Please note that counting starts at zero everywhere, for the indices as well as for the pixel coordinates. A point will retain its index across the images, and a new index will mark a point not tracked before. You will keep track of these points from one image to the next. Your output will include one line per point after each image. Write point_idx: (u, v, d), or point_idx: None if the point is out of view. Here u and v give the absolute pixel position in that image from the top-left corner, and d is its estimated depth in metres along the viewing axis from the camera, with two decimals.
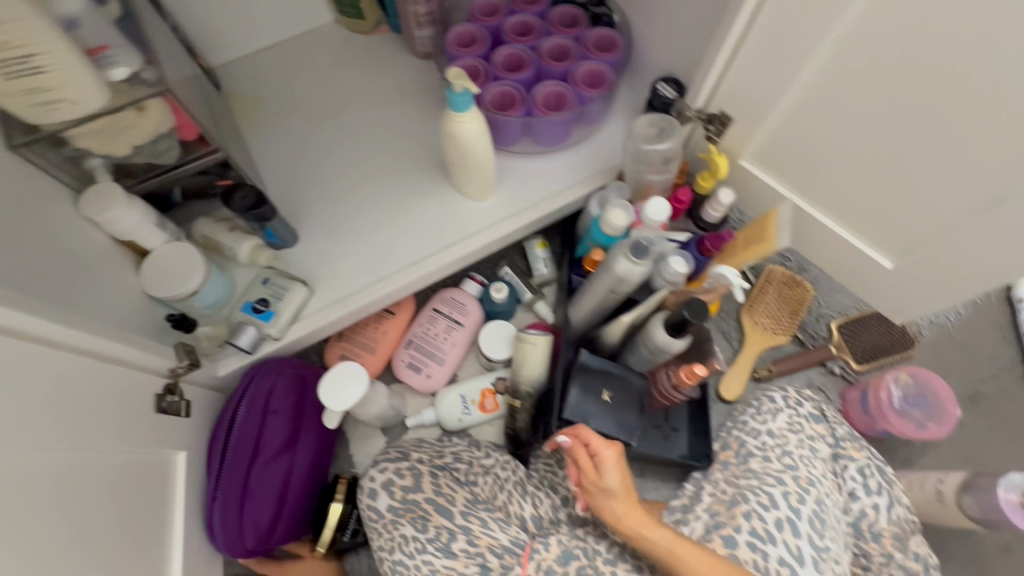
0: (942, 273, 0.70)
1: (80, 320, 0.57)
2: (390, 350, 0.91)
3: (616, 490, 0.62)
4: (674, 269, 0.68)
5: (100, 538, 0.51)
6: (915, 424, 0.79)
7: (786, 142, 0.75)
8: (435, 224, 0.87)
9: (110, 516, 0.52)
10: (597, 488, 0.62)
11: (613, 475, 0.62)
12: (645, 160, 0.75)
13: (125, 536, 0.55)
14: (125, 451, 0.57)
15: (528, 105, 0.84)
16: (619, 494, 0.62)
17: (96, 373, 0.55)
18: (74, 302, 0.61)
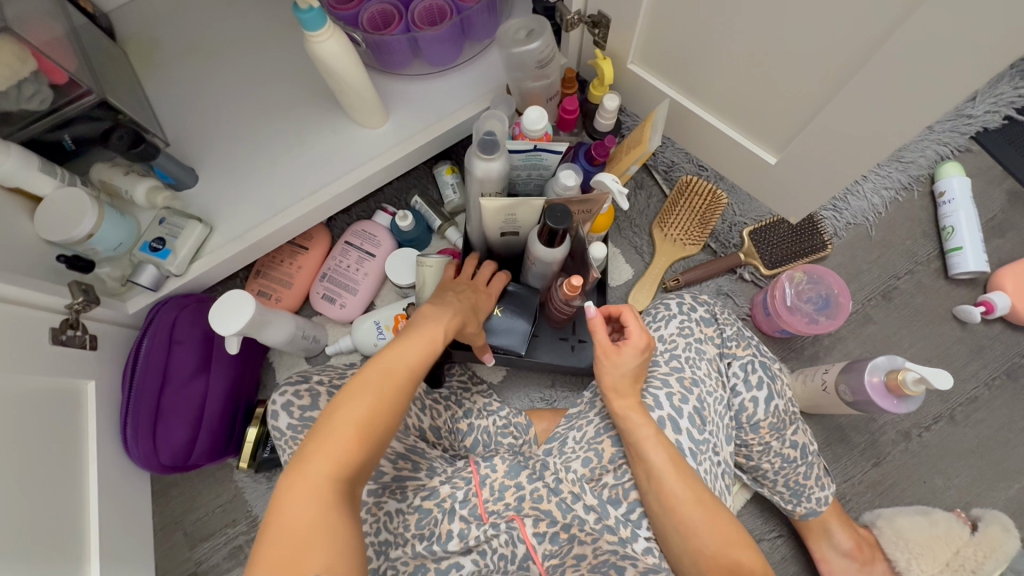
0: (819, 162, 0.69)
1: None
2: (308, 285, 0.95)
3: (631, 372, 0.68)
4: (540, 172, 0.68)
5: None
6: (807, 319, 0.81)
7: (663, 38, 0.73)
8: (331, 155, 0.87)
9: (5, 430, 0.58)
10: (614, 363, 0.68)
11: (631, 359, 0.68)
12: (518, 68, 0.74)
13: (35, 450, 0.61)
14: (26, 377, 0.62)
15: (406, 22, 0.81)
16: (619, 371, 0.68)
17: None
18: None
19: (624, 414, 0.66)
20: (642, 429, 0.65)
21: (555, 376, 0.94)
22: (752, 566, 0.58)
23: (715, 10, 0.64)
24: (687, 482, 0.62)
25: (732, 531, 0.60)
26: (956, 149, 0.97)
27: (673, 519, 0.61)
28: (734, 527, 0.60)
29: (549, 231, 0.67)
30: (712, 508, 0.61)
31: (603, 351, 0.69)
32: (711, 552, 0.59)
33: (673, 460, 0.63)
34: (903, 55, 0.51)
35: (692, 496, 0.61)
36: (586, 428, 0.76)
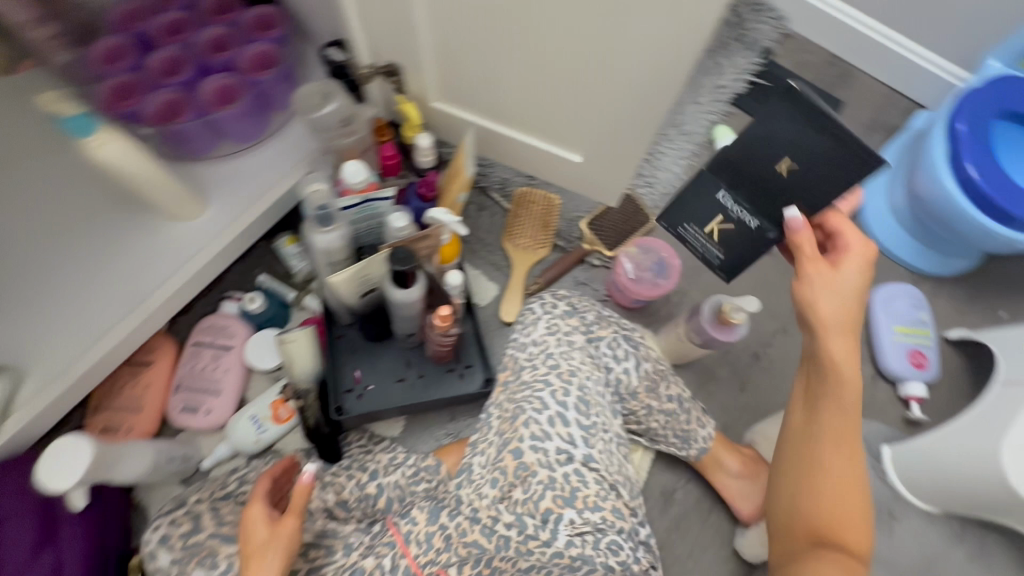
0: (613, 148, 0.80)
1: None
2: (161, 402, 0.85)
3: (852, 287, 0.64)
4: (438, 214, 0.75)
5: None
6: (649, 284, 0.91)
7: (453, 75, 0.80)
8: (150, 258, 0.80)
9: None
10: (836, 282, 0.64)
11: (851, 274, 0.64)
12: (323, 128, 0.75)
13: None
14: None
15: (199, 107, 0.78)
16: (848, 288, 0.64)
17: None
18: None
19: (826, 354, 0.65)
20: (842, 378, 0.64)
21: (454, 409, 0.93)
22: (855, 546, 0.60)
23: (485, 41, 0.72)
24: (834, 447, 0.64)
25: (850, 510, 0.61)
26: (722, 114, 1.18)
27: (806, 460, 0.65)
28: (857, 510, 0.62)
29: (398, 274, 0.68)
30: (845, 479, 0.63)
31: (814, 274, 0.64)
32: (815, 512, 0.62)
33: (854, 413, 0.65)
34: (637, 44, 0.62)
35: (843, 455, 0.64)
36: (489, 451, 0.78)
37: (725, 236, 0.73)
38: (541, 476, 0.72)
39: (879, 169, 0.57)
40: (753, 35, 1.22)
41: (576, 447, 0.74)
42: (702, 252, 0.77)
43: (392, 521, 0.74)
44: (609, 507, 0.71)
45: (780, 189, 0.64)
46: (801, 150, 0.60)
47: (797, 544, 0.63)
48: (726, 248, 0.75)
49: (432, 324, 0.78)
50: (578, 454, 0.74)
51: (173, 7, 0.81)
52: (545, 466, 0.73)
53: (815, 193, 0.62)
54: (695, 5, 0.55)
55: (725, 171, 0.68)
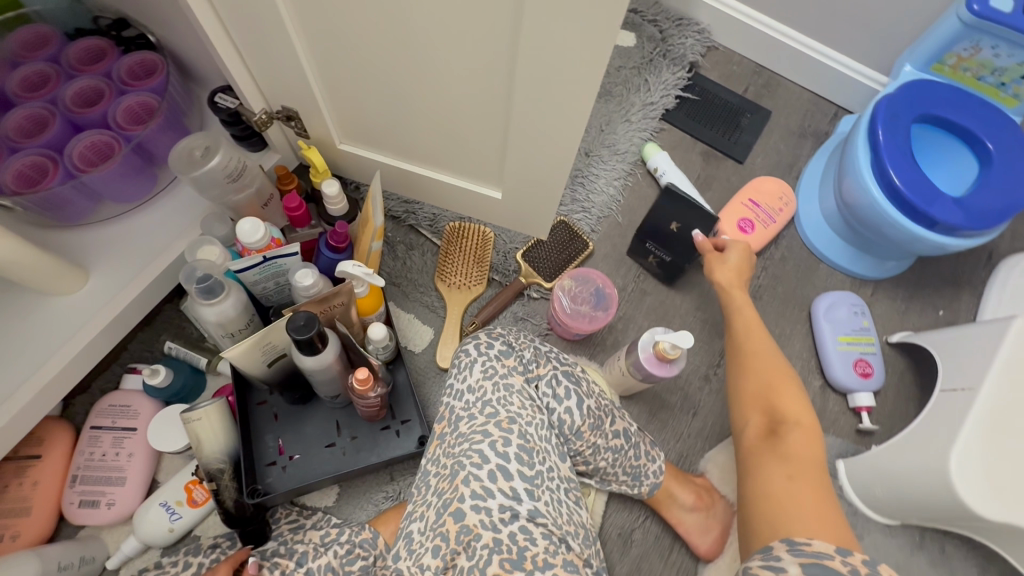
0: (533, 181, 0.76)
1: None
2: (55, 499, 0.76)
3: (737, 263, 0.85)
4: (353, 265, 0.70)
5: None
6: (588, 318, 0.87)
7: (355, 117, 0.75)
8: (23, 340, 0.71)
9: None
10: (722, 261, 0.86)
11: (732, 253, 0.85)
12: (209, 185, 0.68)
13: None
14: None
15: (70, 169, 0.71)
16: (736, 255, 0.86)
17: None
18: None
19: (729, 290, 0.83)
20: (739, 304, 0.82)
21: (392, 468, 0.86)
22: (794, 414, 0.66)
23: (381, 81, 0.67)
24: (761, 345, 0.75)
25: (782, 383, 0.70)
26: (653, 131, 1.16)
27: (738, 363, 0.75)
28: (786, 385, 0.69)
29: (300, 343, 0.62)
30: (769, 364, 0.72)
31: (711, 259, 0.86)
32: (758, 390, 0.70)
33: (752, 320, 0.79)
34: (537, 77, 0.57)
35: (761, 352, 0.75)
36: (427, 514, 0.72)
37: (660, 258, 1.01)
38: (485, 539, 0.67)
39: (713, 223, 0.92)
40: (678, 50, 1.21)
41: (521, 501, 0.69)
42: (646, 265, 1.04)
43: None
44: (561, 562, 0.66)
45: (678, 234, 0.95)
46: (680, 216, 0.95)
47: (747, 421, 0.69)
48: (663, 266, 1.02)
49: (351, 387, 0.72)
50: (523, 510, 0.69)
51: (36, 61, 0.74)
52: (489, 527, 0.67)
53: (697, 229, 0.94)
54: (583, 37, 0.51)
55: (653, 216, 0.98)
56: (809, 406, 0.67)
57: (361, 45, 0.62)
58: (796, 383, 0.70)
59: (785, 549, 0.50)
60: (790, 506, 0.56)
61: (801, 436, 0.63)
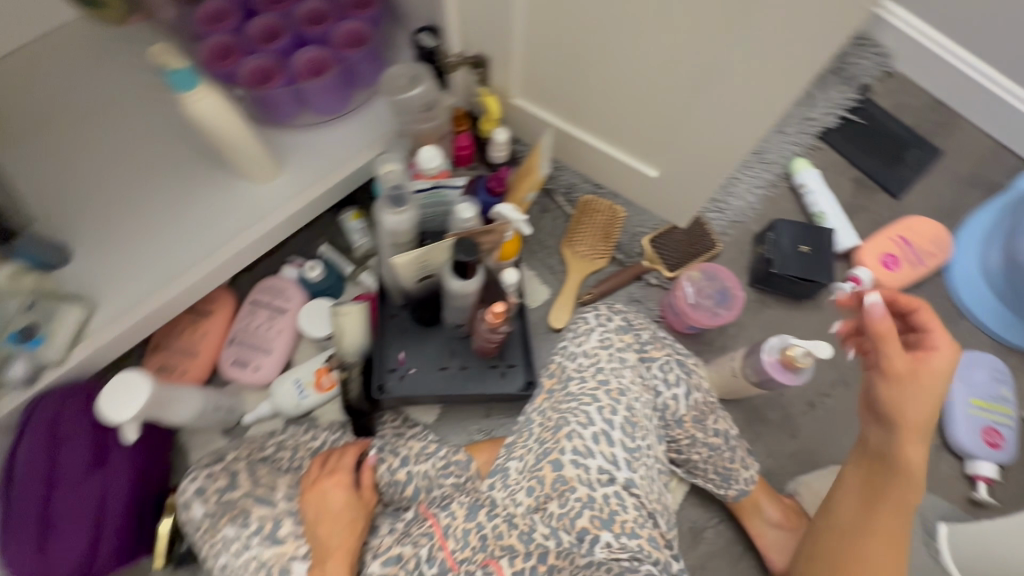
0: (694, 167, 0.76)
1: None
2: (214, 352, 0.89)
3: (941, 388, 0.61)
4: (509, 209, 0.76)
5: None
6: (710, 313, 0.88)
7: (540, 74, 0.79)
8: (218, 214, 0.82)
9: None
10: (931, 369, 0.60)
11: (943, 361, 0.60)
12: (405, 111, 0.75)
13: None
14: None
15: (289, 74, 0.81)
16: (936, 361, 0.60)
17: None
18: None
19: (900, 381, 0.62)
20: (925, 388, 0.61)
21: (490, 406, 0.92)
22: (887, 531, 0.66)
23: (579, 43, 0.71)
24: (926, 404, 0.61)
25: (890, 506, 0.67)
26: (807, 147, 1.12)
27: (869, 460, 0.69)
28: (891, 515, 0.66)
29: (460, 264, 0.69)
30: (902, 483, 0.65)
31: (885, 364, 0.62)
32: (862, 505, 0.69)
33: (921, 372, 0.61)
34: (743, 63, 0.58)
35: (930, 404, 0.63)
36: (526, 457, 0.77)
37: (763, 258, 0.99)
38: (579, 493, 0.71)
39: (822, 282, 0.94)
40: (852, 70, 1.16)
41: (618, 470, 0.72)
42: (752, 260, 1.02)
43: (429, 512, 0.75)
44: (646, 535, 0.69)
45: (802, 259, 0.95)
46: (818, 251, 0.95)
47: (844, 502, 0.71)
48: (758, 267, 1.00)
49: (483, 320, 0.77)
50: (620, 478, 0.72)
51: None
52: (585, 483, 0.71)
53: (816, 269, 0.94)
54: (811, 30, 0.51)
55: (801, 229, 0.97)
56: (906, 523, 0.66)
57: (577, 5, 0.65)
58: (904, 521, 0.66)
59: None
60: None
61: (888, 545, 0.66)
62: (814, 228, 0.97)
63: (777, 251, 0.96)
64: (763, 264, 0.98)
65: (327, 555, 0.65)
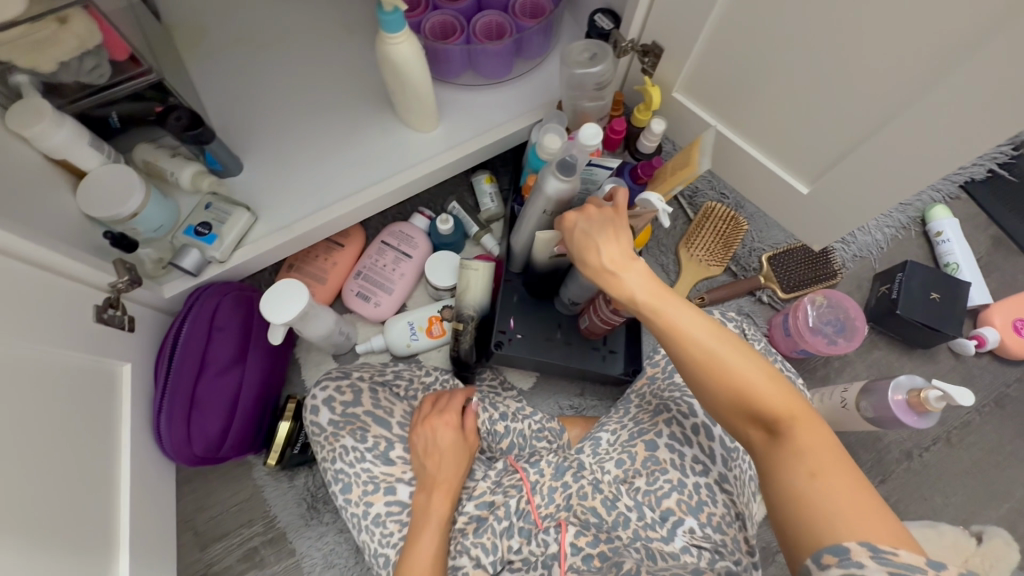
0: (853, 189, 0.75)
1: (31, 231, 0.61)
2: (341, 282, 0.94)
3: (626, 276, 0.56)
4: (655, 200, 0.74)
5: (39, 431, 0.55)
6: (828, 340, 0.87)
7: (711, 73, 0.80)
8: (374, 152, 0.87)
9: (38, 397, 0.56)
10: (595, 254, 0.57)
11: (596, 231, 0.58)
12: (578, 85, 0.78)
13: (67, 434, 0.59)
14: (57, 347, 0.59)
15: (467, 35, 0.85)
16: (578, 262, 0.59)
17: (13, 268, 0.57)
18: (23, 216, 0.64)
19: (601, 274, 0.57)
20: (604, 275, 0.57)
21: (585, 385, 0.95)
22: (777, 406, 0.50)
23: (768, 46, 0.70)
24: (629, 265, 0.56)
25: (762, 372, 0.51)
26: (947, 195, 1.08)
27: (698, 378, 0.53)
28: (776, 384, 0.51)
29: None
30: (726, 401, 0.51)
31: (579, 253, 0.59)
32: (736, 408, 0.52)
33: (677, 325, 0.53)
34: (954, 91, 0.57)
35: (693, 357, 0.53)
36: (619, 432, 0.78)
37: (883, 297, 0.96)
38: (670, 475, 0.72)
39: (945, 335, 0.92)
40: None
41: (714, 463, 0.73)
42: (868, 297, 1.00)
43: (519, 465, 0.75)
44: (732, 534, 0.69)
45: (929, 306, 0.92)
46: (946, 301, 0.92)
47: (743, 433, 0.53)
48: (875, 306, 0.98)
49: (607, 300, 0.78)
50: (714, 471, 0.72)
51: None
52: (677, 467, 0.72)
53: (941, 320, 0.91)
54: None
55: (934, 276, 0.93)
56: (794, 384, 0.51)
57: (782, 7, 0.65)
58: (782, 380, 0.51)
59: (866, 553, 0.40)
60: (832, 483, 0.45)
61: (804, 443, 0.48)
62: (946, 277, 0.93)
63: (903, 292, 0.92)
64: (887, 303, 0.95)
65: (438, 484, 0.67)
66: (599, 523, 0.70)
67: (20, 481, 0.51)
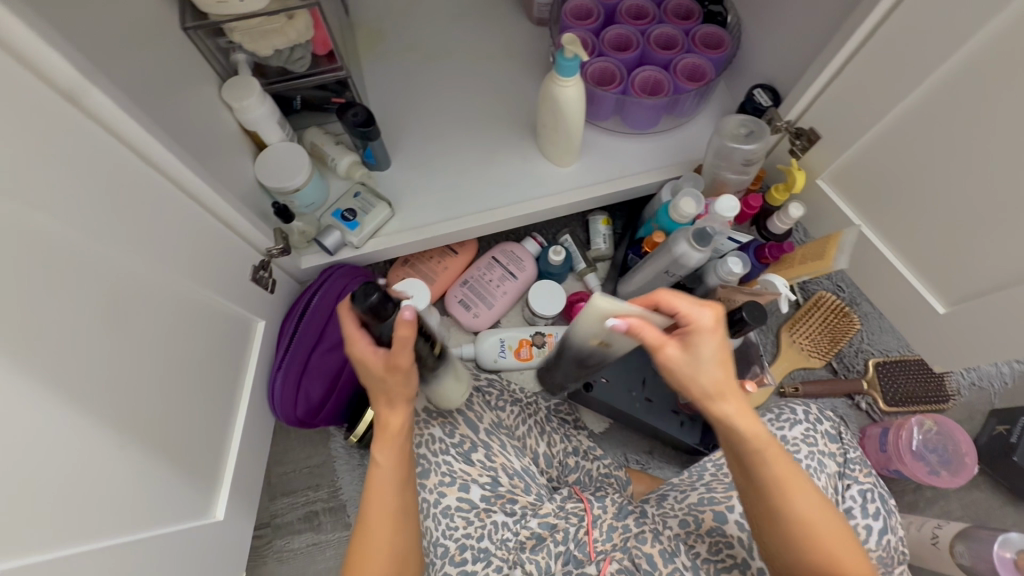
0: (1000, 325, 0.70)
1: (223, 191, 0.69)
2: (446, 286, 0.99)
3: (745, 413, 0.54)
4: (780, 283, 0.73)
5: (180, 370, 0.62)
6: (929, 469, 0.82)
7: (866, 171, 0.79)
8: (511, 176, 0.92)
9: (190, 337, 0.63)
10: (706, 375, 0.53)
11: (719, 351, 0.52)
12: (727, 156, 0.79)
13: (197, 375, 0.65)
14: (216, 294, 0.67)
15: (625, 84, 0.88)
16: (702, 374, 0.52)
17: (206, 220, 0.65)
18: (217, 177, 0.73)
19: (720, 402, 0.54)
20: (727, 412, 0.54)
21: (655, 445, 0.94)
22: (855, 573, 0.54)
23: (941, 159, 0.68)
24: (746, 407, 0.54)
25: (844, 535, 0.55)
26: None
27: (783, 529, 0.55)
28: (854, 552, 0.55)
29: (739, 323, 0.70)
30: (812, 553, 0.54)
31: (674, 360, 0.52)
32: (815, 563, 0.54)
33: (786, 474, 0.55)
34: None
35: (792, 512, 0.55)
36: (688, 493, 0.78)
37: (997, 437, 0.90)
38: (735, 552, 0.70)
39: None
40: None
41: None
42: (980, 432, 0.93)
43: (584, 496, 0.77)
44: None
45: None
46: None
47: None
48: (985, 444, 0.91)
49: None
50: None
51: None
52: (744, 547, 0.70)
53: None
54: None
55: None
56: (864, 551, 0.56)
57: (972, 126, 0.63)
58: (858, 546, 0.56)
59: None
60: None
61: None
62: None
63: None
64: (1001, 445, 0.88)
65: (384, 432, 0.60)
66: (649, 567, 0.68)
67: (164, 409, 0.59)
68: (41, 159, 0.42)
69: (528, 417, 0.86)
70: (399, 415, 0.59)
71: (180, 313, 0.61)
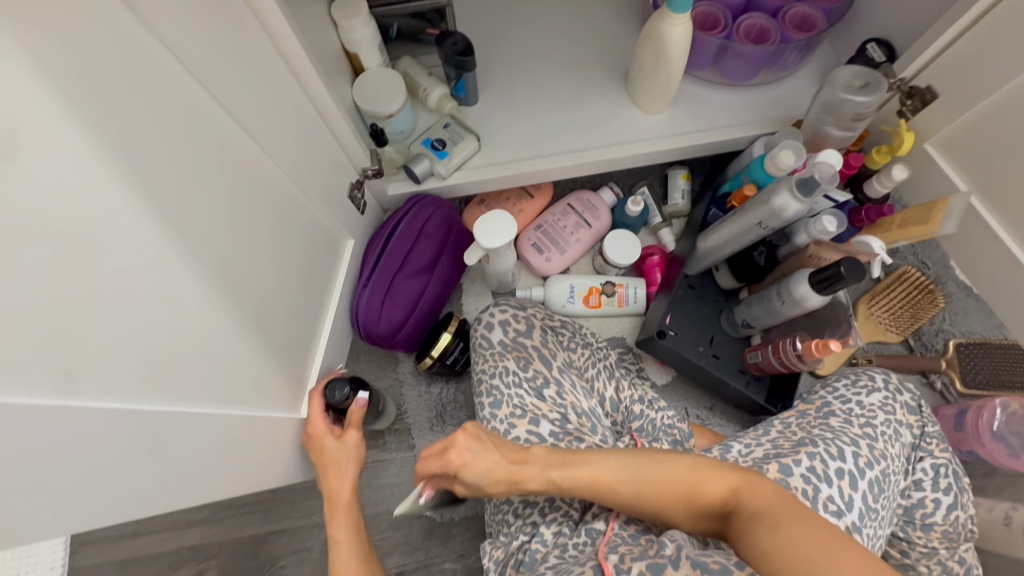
0: None
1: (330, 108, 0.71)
2: (520, 229, 1.00)
3: (528, 473, 0.61)
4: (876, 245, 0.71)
5: (287, 271, 0.65)
6: (1010, 452, 0.81)
7: (980, 137, 0.74)
8: (598, 120, 0.91)
9: (297, 242, 0.67)
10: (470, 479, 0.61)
11: (470, 457, 0.60)
12: (834, 110, 0.76)
13: (299, 280, 0.69)
14: (319, 206, 0.70)
15: (728, 31, 0.85)
16: (485, 480, 0.61)
17: (317, 133, 0.68)
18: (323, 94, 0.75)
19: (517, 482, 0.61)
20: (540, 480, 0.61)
21: (716, 402, 0.95)
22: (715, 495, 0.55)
23: None
24: (531, 462, 0.62)
25: (678, 468, 0.58)
26: None
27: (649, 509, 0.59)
28: (700, 478, 0.57)
29: (833, 276, 0.69)
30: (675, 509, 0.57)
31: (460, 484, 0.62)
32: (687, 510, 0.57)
33: (597, 475, 0.60)
34: None
35: (633, 495, 0.59)
36: (753, 448, 0.75)
37: None
38: None
39: None
40: None
41: (848, 511, 0.67)
42: None
43: None
44: None
45: None
46: None
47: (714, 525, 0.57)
48: None
49: (797, 344, 0.79)
50: (847, 518, 0.67)
51: None
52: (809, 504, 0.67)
53: None
54: None
55: None
56: (722, 464, 0.57)
57: None
58: (708, 464, 0.58)
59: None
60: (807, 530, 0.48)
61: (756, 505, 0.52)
62: None
63: None
64: None
65: (336, 506, 0.67)
66: (728, 556, 0.54)
67: (273, 305, 0.62)
68: (203, 48, 0.45)
69: (597, 360, 0.87)
70: (345, 481, 0.68)
71: (291, 218, 0.64)
